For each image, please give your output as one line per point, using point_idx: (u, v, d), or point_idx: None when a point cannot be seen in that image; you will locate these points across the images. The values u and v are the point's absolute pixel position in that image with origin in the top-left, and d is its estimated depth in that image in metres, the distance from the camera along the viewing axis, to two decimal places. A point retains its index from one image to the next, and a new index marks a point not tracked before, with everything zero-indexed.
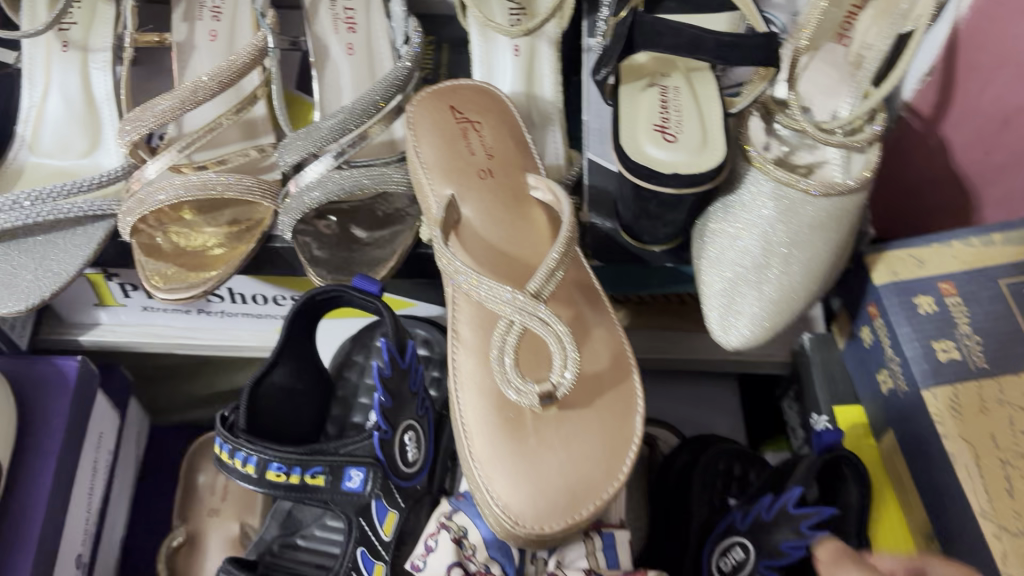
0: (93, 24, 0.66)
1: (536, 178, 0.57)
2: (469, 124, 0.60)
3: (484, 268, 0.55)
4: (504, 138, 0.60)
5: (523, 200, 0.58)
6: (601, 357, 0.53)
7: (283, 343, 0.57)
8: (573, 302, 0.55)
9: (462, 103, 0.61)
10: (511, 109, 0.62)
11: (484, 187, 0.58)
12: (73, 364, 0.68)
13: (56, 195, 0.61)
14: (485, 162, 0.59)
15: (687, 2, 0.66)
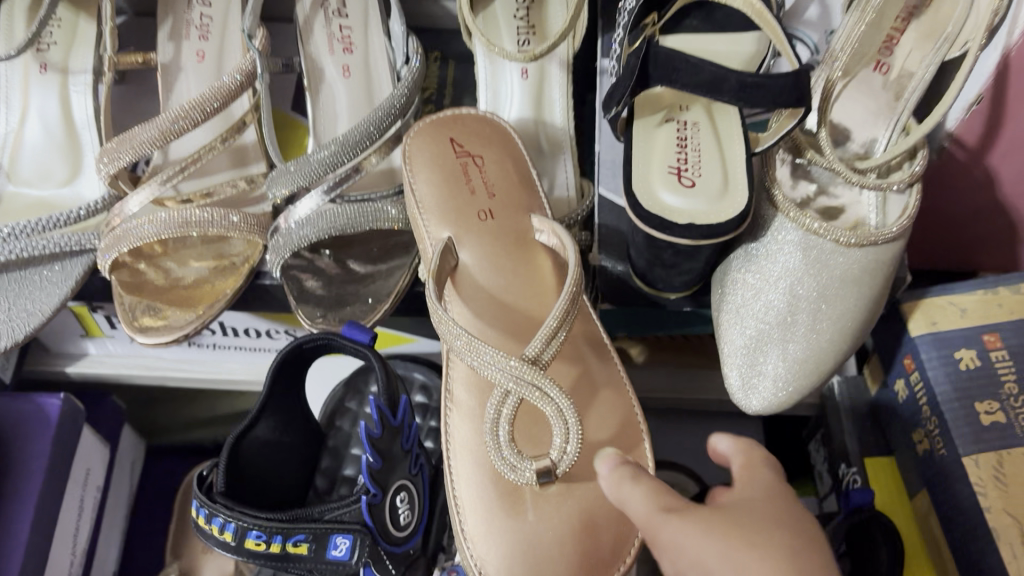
0: (73, 45, 0.62)
1: (540, 219, 0.52)
2: (470, 159, 0.56)
3: (482, 322, 0.50)
4: (508, 173, 0.55)
5: (528, 243, 0.53)
6: (609, 422, 0.48)
7: (268, 396, 0.53)
8: (580, 359, 0.50)
9: (463, 134, 0.57)
10: (515, 140, 0.57)
11: (485, 229, 0.53)
12: (55, 402, 0.65)
13: (29, 232, 0.57)
14: (486, 202, 0.54)
15: (710, 19, 0.60)
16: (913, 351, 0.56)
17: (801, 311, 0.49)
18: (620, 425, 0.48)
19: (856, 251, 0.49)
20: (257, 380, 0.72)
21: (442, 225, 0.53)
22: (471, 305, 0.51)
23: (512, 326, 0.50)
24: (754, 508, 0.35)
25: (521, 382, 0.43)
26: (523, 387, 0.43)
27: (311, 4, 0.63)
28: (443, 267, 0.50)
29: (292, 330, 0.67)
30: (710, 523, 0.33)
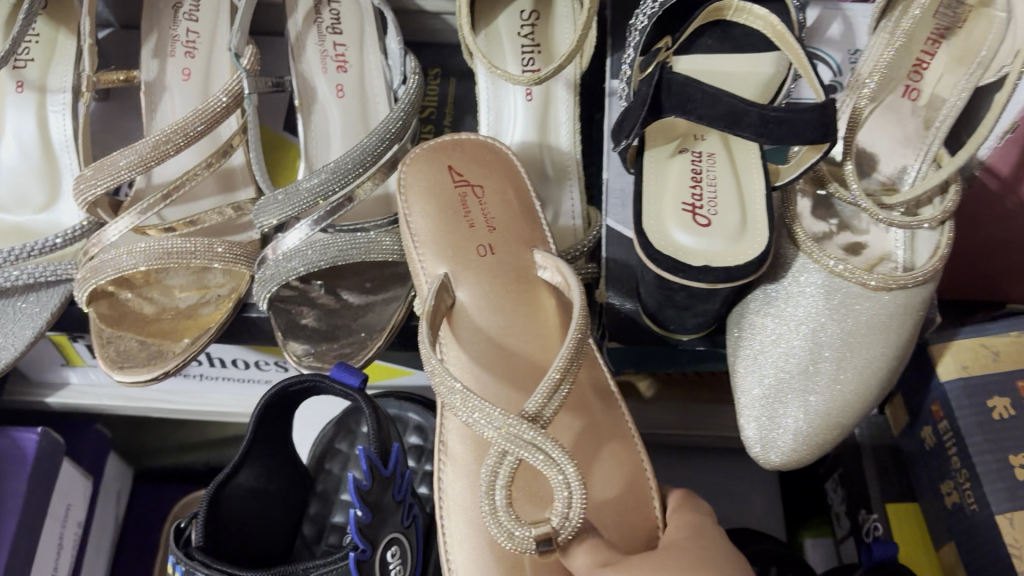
0: (52, 62, 0.58)
1: (543, 255, 0.49)
2: (470, 189, 0.52)
3: (480, 368, 0.47)
4: (510, 205, 0.52)
5: (530, 281, 0.50)
6: (617, 476, 0.44)
7: (251, 442, 0.49)
8: (587, 404, 0.47)
9: (463, 161, 0.53)
10: (518, 168, 0.53)
11: (483, 266, 0.50)
12: (33, 437, 0.61)
13: (2, 260, 0.54)
14: (486, 235, 0.51)
15: (727, 39, 0.55)
16: (942, 396, 0.53)
17: (825, 358, 0.46)
18: (632, 473, 0.44)
19: (884, 295, 0.45)
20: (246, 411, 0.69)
21: (439, 263, 0.50)
22: (469, 350, 0.48)
23: (512, 373, 0.47)
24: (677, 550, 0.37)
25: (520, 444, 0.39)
26: (520, 448, 0.38)
27: (304, 19, 0.59)
28: (439, 308, 0.47)
29: (282, 362, 0.64)
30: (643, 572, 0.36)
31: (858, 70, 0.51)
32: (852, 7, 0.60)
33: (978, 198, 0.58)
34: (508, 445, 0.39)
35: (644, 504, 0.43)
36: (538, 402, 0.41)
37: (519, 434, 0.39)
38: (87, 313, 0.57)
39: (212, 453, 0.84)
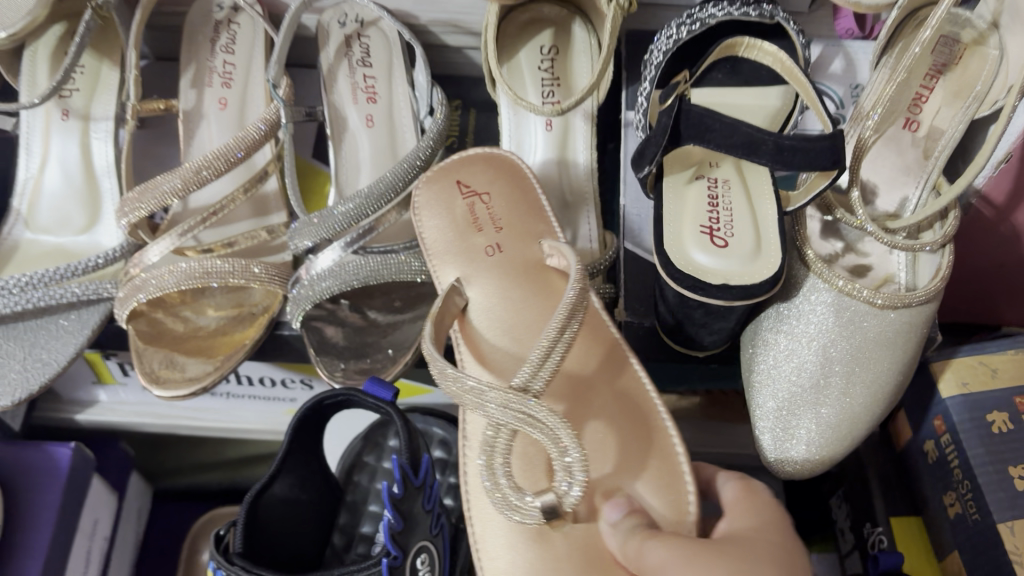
0: (96, 90, 0.62)
1: (551, 244, 0.51)
2: (477, 199, 0.54)
3: (496, 358, 0.49)
4: (519, 206, 0.54)
5: (541, 271, 0.52)
6: (631, 427, 0.44)
7: (287, 453, 0.52)
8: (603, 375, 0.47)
9: (468, 175, 0.55)
10: (524, 172, 0.55)
11: (495, 260, 0.52)
12: (66, 451, 0.63)
13: (48, 280, 0.56)
14: (498, 235, 0.53)
15: (736, 73, 0.58)
16: (944, 411, 0.55)
17: (833, 371, 0.49)
18: (654, 443, 0.44)
19: (890, 313, 0.48)
20: (269, 429, 0.71)
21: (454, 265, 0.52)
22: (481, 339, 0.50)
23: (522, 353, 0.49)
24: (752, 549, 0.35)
25: (516, 416, 0.39)
26: (517, 417, 0.39)
27: (336, 52, 0.62)
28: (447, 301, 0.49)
29: (308, 380, 0.66)
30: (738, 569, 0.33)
31: (862, 103, 0.54)
32: (852, 45, 0.64)
33: (975, 223, 0.61)
34: (500, 419, 0.39)
35: (671, 473, 0.42)
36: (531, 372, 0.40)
37: (509, 406, 0.39)
38: (125, 331, 0.59)
39: (230, 473, 0.86)
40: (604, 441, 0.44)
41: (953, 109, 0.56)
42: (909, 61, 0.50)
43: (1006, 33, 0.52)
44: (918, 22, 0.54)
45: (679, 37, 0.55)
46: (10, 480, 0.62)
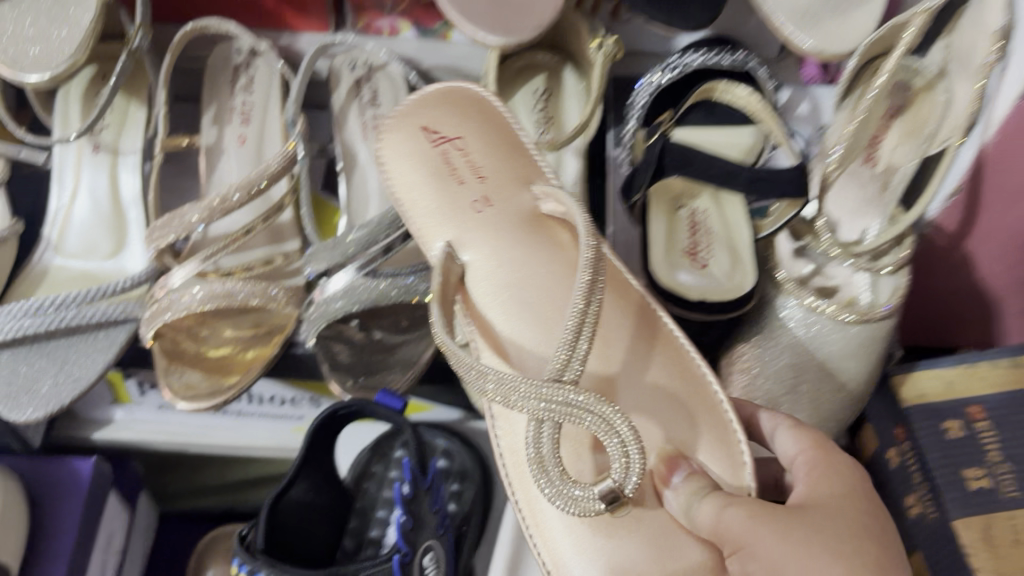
0: (125, 127, 0.68)
1: (541, 188, 0.50)
2: (449, 145, 0.55)
3: (510, 321, 0.46)
4: (503, 160, 0.54)
5: (539, 220, 0.51)
6: (671, 385, 0.41)
7: (303, 460, 0.56)
8: (641, 339, 0.43)
9: (432, 120, 0.56)
10: (490, 103, 0.57)
11: (494, 225, 0.50)
12: (89, 465, 0.67)
13: (79, 301, 0.60)
14: (486, 189, 0.52)
15: (714, 111, 0.65)
16: (905, 421, 0.61)
17: (801, 381, 0.54)
18: (704, 405, 0.40)
19: (852, 328, 0.53)
20: (277, 446, 0.75)
21: (455, 235, 0.50)
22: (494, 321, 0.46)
23: (541, 320, 0.46)
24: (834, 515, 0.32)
25: (555, 404, 0.35)
26: (559, 407, 0.35)
27: (347, 93, 0.68)
28: (447, 281, 0.47)
29: (316, 398, 0.72)
30: (795, 531, 0.31)
31: (826, 142, 0.60)
32: (818, 91, 0.71)
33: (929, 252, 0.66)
34: (539, 412, 0.35)
35: (721, 425, 0.39)
36: (562, 355, 0.37)
37: (544, 398, 0.36)
38: (149, 349, 0.64)
39: (233, 494, 0.90)
40: (648, 404, 0.40)
41: (907, 147, 0.62)
42: (866, 103, 0.57)
43: (953, 80, 0.58)
44: (875, 68, 0.62)
45: (661, 81, 0.61)
46: (36, 491, 0.66)
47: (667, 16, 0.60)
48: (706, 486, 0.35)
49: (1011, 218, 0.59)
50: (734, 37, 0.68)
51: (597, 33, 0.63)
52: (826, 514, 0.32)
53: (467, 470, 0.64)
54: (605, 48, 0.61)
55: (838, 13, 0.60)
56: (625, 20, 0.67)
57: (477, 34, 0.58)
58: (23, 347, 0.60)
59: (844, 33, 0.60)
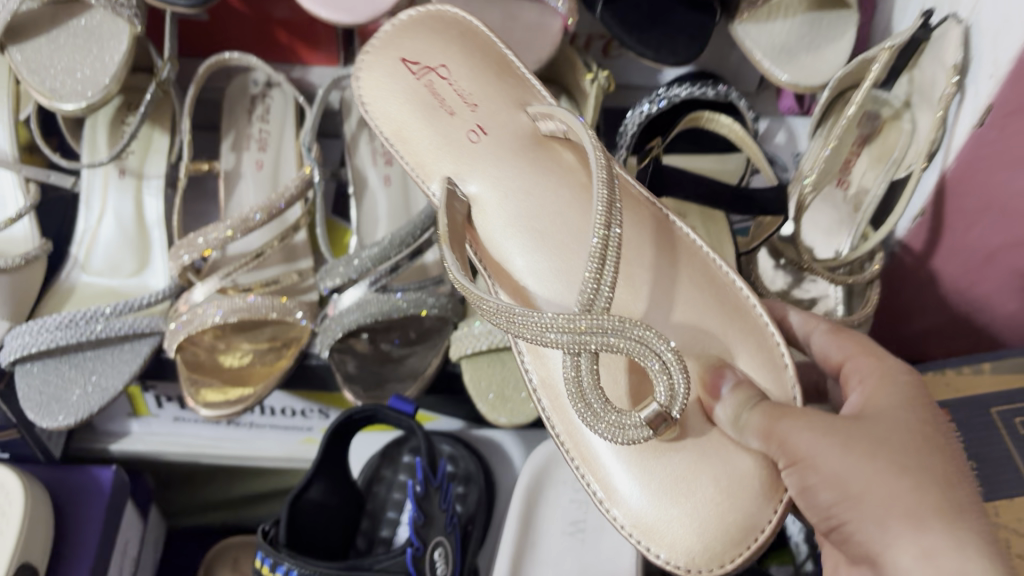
0: (148, 154, 0.72)
1: (537, 108, 0.50)
2: (433, 72, 0.54)
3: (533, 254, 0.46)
4: (491, 83, 0.54)
5: (542, 142, 0.51)
6: (704, 305, 0.42)
7: (320, 461, 0.60)
8: (665, 257, 0.44)
9: (411, 49, 0.56)
10: (471, 31, 0.57)
11: (495, 153, 0.50)
12: (108, 473, 0.70)
13: (108, 315, 0.64)
14: (479, 115, 0.52)
15: (697, 141, 0.71)
16: None
17: None
18: (742, 321, 0.42)
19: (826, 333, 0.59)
20: (287, 456, 0.79)
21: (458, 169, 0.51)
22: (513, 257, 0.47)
23: (559, 245, 0.46)
24: (888, 425, 0.35)
25: (593, 332, 0.37)
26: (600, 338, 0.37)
27: (357, 123, 0.72)
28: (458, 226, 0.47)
29: (325, 409, 0.75)
30: (850, 443, 0.34)
31: (802, 167, 0.66)
32: (794, 121, 0.77)
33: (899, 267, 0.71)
34: (577, 347, 0.37)
35: (758, 332, 0.41)
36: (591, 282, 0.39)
37: (583, 334, 0.37)
38: (171, 360, 0.67)
39: (239, 508, 0.93)
40: (686, 319, 0.42)
41: (875, 172, 0.68)
42: (839, 130, 0.62)
43: (916, 111, 0.64)
44: (846, 99, 0.67)
45: (650, 112, 0.66)
46: (60, 498, 0.69)
47: (654, 52, 0.65)
48: (754, 396, 0.37)
49: (973, 235, 0.63)
50: (716, 72, 0.74)
51: (590, 68, 0.68)
52: (882, 422, 0.35)
53: (471, 474, 0.68)
54: (599, 80, 0.66)
55: (810, 50, 0.66)
56: (615, 56, 0.74)
57: None
58: (53, 358, 0.64)
59: (818, 68, 0.65)
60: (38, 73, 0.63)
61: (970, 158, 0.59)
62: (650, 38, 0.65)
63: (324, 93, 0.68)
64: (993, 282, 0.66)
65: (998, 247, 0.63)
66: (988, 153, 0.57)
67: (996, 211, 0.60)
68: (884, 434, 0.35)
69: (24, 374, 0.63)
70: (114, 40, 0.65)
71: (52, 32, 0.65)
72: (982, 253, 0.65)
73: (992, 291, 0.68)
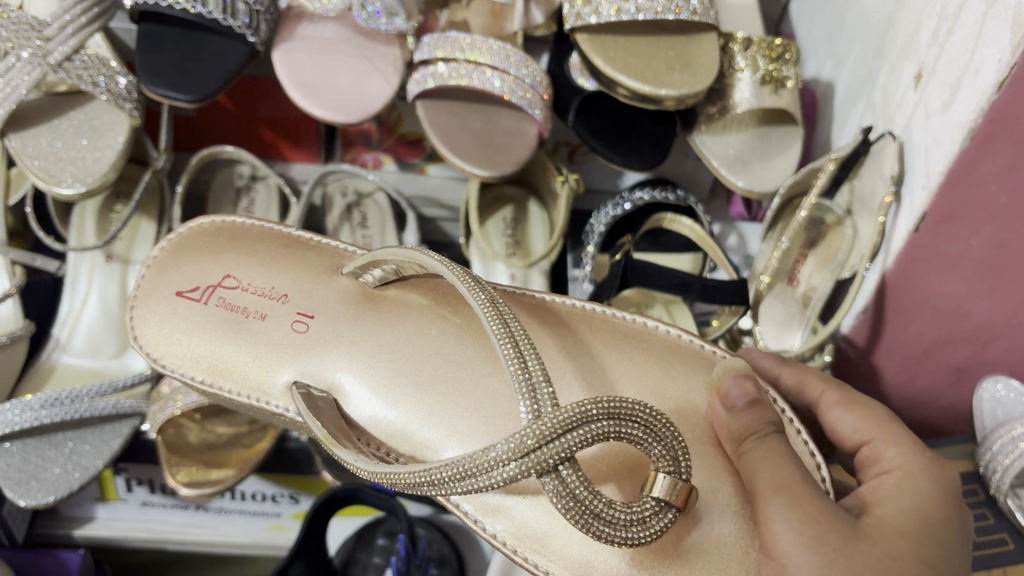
0: (135, 241, 0.76)
1: (353, 268, 0.51)
2: (219, 288, 0.52)
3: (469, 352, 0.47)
4: (296, 253, 0.54)
5: (371, 297, 0.51)
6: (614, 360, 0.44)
7: (302, 541, 0.62)
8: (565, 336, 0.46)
9: (184, 276, 0.53)
10: (225, 254, 0.53)
11: (330, 340, 0.50)
12: (76, 556, 0.71)
13: (93, 394, 0.65)
14: (297, 303, 0.51)
15: (657, 243, 0.77)
16: None
17: None
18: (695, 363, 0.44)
19: None
20: (253, 543, 0.79)
21: (264, 376, 0.50)
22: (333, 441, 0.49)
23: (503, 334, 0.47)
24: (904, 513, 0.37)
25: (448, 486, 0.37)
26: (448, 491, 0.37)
27: (337, 217, 0.78)
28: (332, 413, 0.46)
29: (296, 494, 0.76)
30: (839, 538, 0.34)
31: (758, 266, 0.72)
32: (745, 227, 0.83)
33: (851, 355, 0.74)
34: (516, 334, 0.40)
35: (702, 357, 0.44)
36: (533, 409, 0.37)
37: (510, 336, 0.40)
38: (150, 441, 0.68)
39: None
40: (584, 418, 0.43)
41: (822, 273, 0.74)
42: (791, 233, 0.68)
43: (856, 218, 0.71)
44: (795, 206, 0.73)
45: (615, 213, 0.72)
46: None
47: (623, 157, 0.70)
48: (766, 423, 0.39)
49: (931, 284, 0.63)
50: (674, 180, 0.81)
51: (560, 171, 0.73)
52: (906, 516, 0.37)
53: (445, 557, 0.69)
54: (569, 183, 0.71)
55: (762, 160, 0.72)
56: (580, 161, 0.80)
57: (466, 167, 0.66)
58: (33, 438, 0.64)
59: (771, 176, 0.71)
60: (39, 159, 0.66)
61: (937, 223, 0.59)
62: (619, 145, 0.71)
63: (309, 190, 0.74)
64: (958, 357, 0.68)
65: (961, 303, 0.63)
66: (955, 222, 0.59)
67: (930, 310, 0.65)
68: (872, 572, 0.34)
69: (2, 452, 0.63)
70: (114, 131, 0.68)
71: (53, 122, 0.69)
72: (927, 307, 0.65)
73: (963, 365, 0.69)
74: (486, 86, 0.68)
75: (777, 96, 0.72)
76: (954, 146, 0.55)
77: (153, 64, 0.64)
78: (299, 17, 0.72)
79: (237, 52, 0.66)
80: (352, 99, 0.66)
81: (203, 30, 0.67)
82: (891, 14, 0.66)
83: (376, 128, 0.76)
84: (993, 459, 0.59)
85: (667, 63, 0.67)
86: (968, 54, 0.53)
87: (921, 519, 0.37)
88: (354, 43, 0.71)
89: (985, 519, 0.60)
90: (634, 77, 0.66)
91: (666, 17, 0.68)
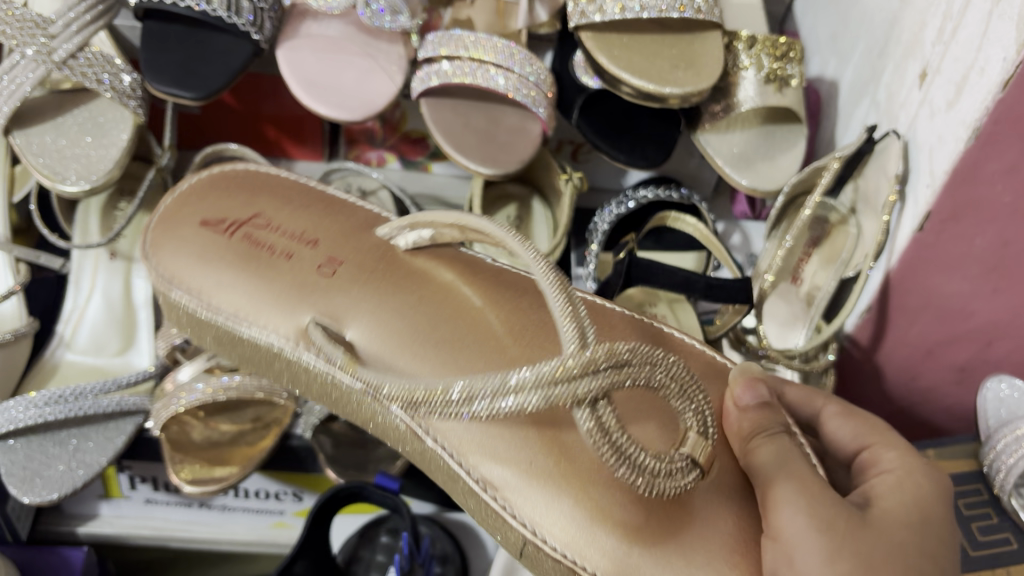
0: (139, 238, 0.76)
1: (387, 229, 0.51)
2: (245, 226, 0.52)
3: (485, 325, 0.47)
4: (331, 210, 0.53)
5: (397, 258, 0.50)
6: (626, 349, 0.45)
7: (305, 539, 0.62)
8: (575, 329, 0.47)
9: (212, 211, 0.53)
10: (258, 197, 0.53)
11: (351, 290, 0.48)
12: (80, 553, 0.71)
13: (97, 392, 0.65)
14: (324, 251, 0.50)
15: (661, 241, 0.77)
16: None
17: None
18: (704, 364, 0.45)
19: None
20: (257, 541, 0.79)
21: (278, 317, 0.48)
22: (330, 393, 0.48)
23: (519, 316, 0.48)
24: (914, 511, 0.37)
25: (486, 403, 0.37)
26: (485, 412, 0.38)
27: None
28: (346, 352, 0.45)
29: (299, 492, 0.76)
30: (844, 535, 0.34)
31: (761, 265, 0.72)
32: (748, 226, 0.83)
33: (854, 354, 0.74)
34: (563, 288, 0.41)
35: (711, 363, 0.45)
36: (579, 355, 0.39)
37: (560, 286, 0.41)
38: (154, 438, 0.68)
39: None
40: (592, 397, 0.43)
41: (826, 271, 0.74)
42: (795, 231, 0.67)
43: (861, 217, 0.71)
44: (798, 205, 0.73)
45: (618, 211, 0.71)
46: None
47: (627, 155, 0.70)
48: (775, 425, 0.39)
49: (935, 283, 0.63)
50: (678, 179, 0.81)
51: (564, 170, 0.73)
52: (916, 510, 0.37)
53: (448, 555, 0.69)
54: (573, 181, 0.71)
55: (766, 158, 0.72)
56: (584, 159, 0.80)
57: (470, 165, 0.66)
58: (38, 434, 0.64)
59: (775, 174, 0.71)
60: (43, 156, 0.66)
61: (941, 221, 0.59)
62: (622, 143, 0.71)
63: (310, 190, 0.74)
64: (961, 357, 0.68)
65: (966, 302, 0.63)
66: (959, 221, 0.59)
67: (934, 309, 0.65)
68: (876, 570, 0.34)
69: (6, 450, 0.63)
70: (118, 128, 0.68)
71: (57, 120, 0.69)
72: (931, 306, 0.65)
73: (966, 365, 0.69)
74: (490, 84, 0.68)
75: (782, 95, 0.72)
76: (959, 145, 0.55)
77: (157, 62, 0.65)
78: (303, 15, 0.72)
79: (240, 50, 0.66)
80: (356, 96, 0.67)
81: (207, 28, 0.67)
82: (896, 13, 0.66)
83: (380, 126, 0.77)
84: (998, 458, 0.59)
85: (670, 62, 0.67)
86: (973, 53, 0.53)
87: (923, 519, 0.37)
88: (358, 41, 0.71)
89: (990, 519, 0.60)
90: (638, 75, 0.66)
91: (670, 15, 0.68)
